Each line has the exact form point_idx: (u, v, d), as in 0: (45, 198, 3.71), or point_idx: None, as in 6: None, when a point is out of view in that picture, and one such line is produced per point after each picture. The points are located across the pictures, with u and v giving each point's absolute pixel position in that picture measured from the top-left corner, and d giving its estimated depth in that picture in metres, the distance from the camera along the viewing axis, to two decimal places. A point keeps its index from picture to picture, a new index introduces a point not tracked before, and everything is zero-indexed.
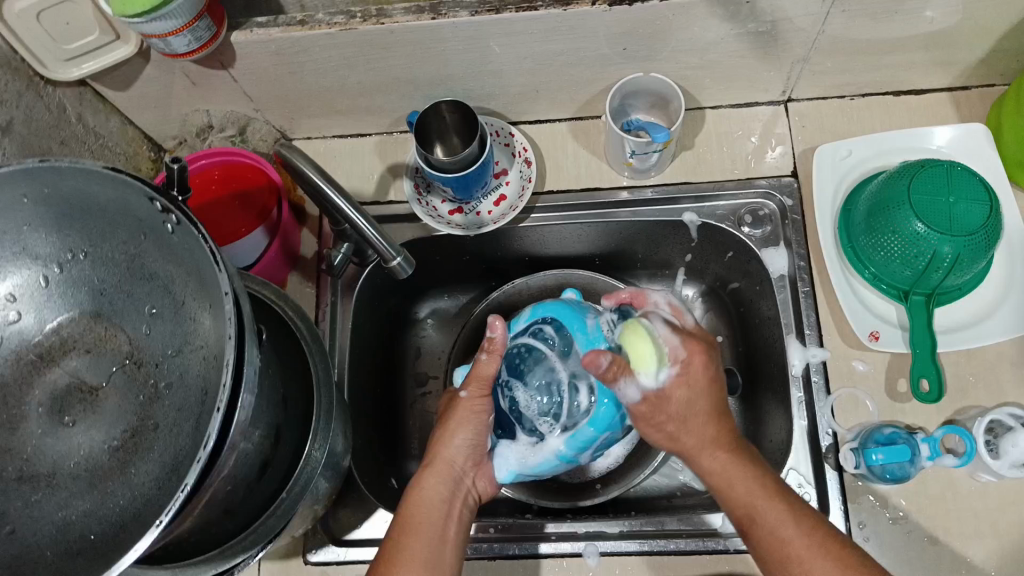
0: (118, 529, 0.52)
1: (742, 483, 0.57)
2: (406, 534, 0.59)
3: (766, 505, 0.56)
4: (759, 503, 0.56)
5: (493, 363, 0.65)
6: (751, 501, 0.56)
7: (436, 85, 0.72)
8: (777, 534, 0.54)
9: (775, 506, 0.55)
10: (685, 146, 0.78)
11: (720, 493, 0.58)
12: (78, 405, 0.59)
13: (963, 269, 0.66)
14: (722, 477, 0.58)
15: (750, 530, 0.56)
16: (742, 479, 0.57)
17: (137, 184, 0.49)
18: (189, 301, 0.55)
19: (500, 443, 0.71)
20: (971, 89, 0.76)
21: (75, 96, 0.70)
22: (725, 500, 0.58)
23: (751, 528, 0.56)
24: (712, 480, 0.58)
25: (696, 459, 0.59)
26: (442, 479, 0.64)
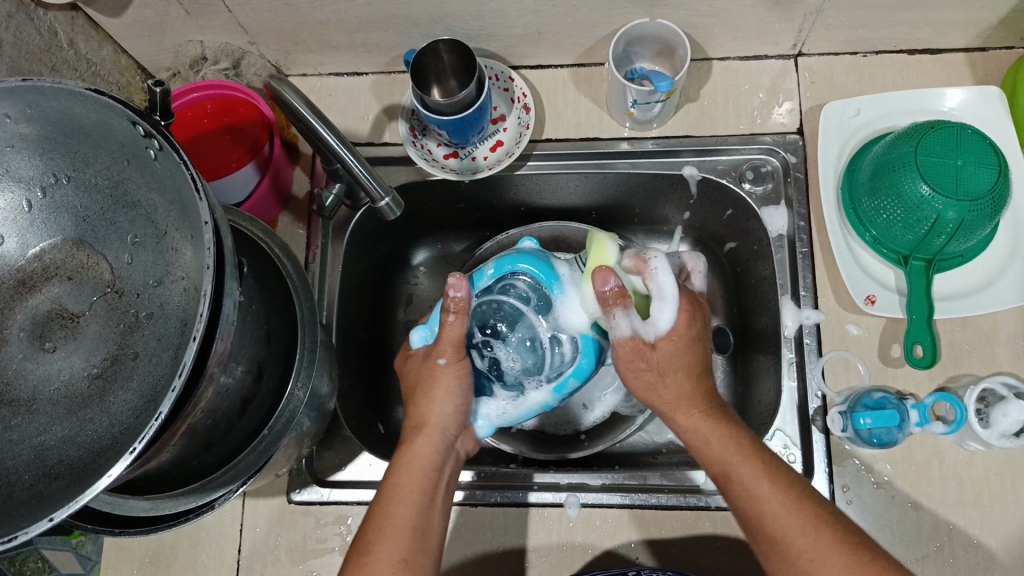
0: (95, 456, 0.52)
1: (714, 448, 0.58)
2: (392, 501, 0.57)
3: (739, 464, 0.56)
4: (733, 461, 0.57)
5: (461, 324, 0.61)
6: (724, 463, 0.57)
7: (435, 24, 0.70)
8: (748, 493, 0.55)
9: (746, 466, 0.56)
10: (690, 98, 0.76)
11: (699, 451, 0.59)
12: (59, 331, 0.58)
13: (965, 235, 0.64)
14: (698, 434, 0.59)
15: (725, 492, 0.57)
16: (717, 443, 0.58)
17: (118, 107, 0.48)
18: (171, 231, 0.54)
19: (480, 402, 0.70)
20: (988, 50, 0.73)
21: (68, 20, 0.69)
22: (704, 461, 0.59)
23: (726, 491, 0.57)
24: (690, 437, 0.60)
25: (674, 416, 0.61)
26: (433, 447, 0.62)
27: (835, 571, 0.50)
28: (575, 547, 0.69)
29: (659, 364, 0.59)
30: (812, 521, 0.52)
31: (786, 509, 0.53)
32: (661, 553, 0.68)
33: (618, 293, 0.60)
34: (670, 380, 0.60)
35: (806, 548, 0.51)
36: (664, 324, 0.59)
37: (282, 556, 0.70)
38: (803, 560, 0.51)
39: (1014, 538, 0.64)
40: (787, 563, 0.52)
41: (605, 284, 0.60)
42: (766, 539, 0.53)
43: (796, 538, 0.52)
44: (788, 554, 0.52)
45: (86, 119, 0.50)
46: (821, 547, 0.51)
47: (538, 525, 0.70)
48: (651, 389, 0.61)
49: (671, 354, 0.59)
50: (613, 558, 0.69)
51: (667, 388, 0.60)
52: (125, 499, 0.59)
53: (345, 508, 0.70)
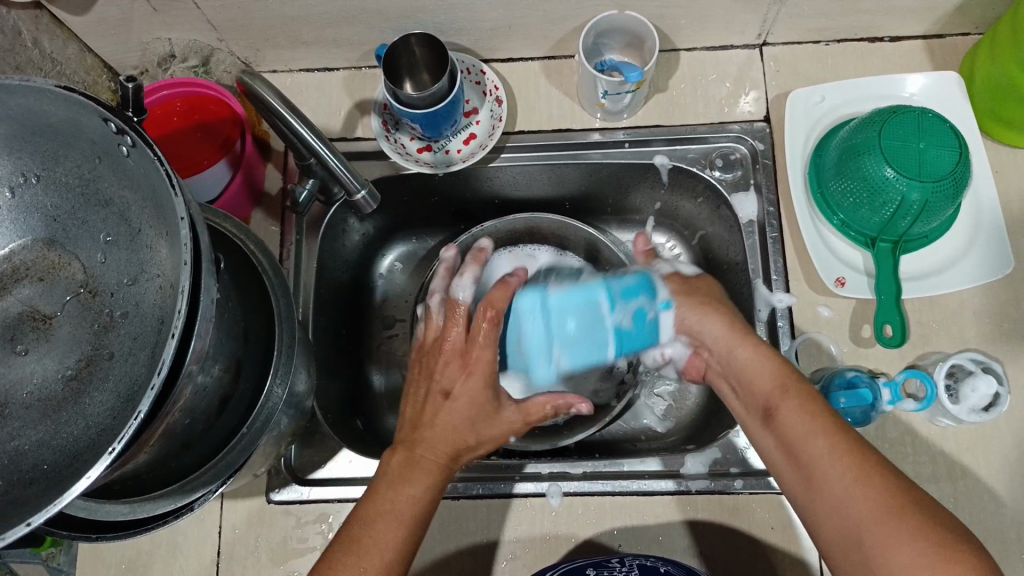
0: (70, 459, 0.50)
1: (768, 376, 0.59)
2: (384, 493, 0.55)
3: (792, 388, 0.57)
4: (785, 393, 0.57)
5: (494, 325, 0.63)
6: (778, 388, 0.58)
7: (406, 18, 0.70)
8: (798, 416, 0.55)
9: (797, 394, 0.57)
10: (659, 88, 0.77)
11: (751, 384, 0.60)
12: (30, 334, 0.57)
13: (930, 216, 0.66)
14: (752, 370, 0.61)
15: (775, 417, 0.57)
16: (774, 373, 0.59)
17: (89, 103, 0.46)
18: (145, 229, 0.53)
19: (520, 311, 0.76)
20: (945, 37, 0.75)
21: (31, 19, 0.67)
22: (755, 391, 0.60)
23: (776, 417, 0.57)
24: (744, 371, 0.61)
25: (733, 351, 0.63)
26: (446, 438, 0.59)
27: (870, 493, 0.49)
28: (558, 537, 0.69)
29: (706, 293, 0.69)
30: (856, 445, 0.52)
31: (831, 432, 0.53)
32: (644, 539, 0.69)
33: (650, 254, 0.77)
34: (723, 304, 0.67)
35: (847, 468, 0.51)
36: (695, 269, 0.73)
37: (262, 557, 0.69)
38: (843, 480, 0.51)
39: (985, 513, 0.65)
40: (827, 484, 0.51)
41: (644, 246, 0.77)
42: (807, 462, 0.53)
43: (841, 459, 0.51)
44: (829, 477, 0.51)
45: (56, 116, 0.49)
46: (860, 467, 0.50)
47: (521, 516, 0.70)
48: (705, 314, 0.67)
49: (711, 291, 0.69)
50: (596, 546, 0.69)
51: (716, 324, 0.66)
52: (100, 504, 0.58)
53: (326, 506, 0.70)
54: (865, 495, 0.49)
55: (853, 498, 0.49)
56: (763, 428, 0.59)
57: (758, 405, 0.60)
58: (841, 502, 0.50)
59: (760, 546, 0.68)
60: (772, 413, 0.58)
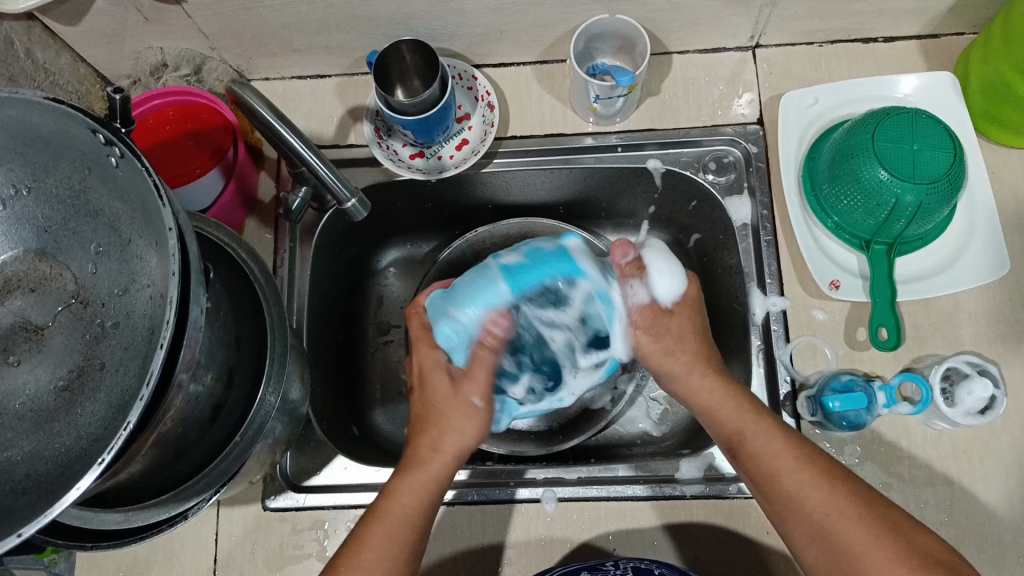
0: (62, 469, 0.51)
1: (730, 411, 0.61)
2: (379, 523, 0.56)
3: (754, 426, 0.59)
4: (749, 426, 0.59)
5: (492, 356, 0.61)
6: (739, 426, 0.60)
7: (396, 25, 0.70)
8: (764, 454, 0.57)
9: (762, 430, 0.58)
10: (652, 92, 0.77)
11: (714, 418, 0.61)
12: (23, 344, 0.57)
13: (924, 218, 0.65)
14: (712, 402, 0.62)
15: (741, 455, 0.59)
16: (732, 408, 0.61)
17: (77, 115, 0.46)
18: (135, 239, 0.53)
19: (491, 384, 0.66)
20: (939, 38, 0.75)
21: (24, 30, 0.68)
22: (717, 427, 0.61)
23: (743, 454, 0.59)
24: (704, 406, 0.62)
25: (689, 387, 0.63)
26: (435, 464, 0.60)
27: (849, 524, 0.52)
28: (553, 542, 0.69)
29: (676, 331, 0.63)
30: (828, 477, 0.55)
31: (803, 466, 0.55)
32: (640, 543, 0.69)
33: (632, 267, 0.64)
34: (689, 343, 0.63)
35: (824, 501, 0.53)
36: (676, 292, 0.63)
37: (258, 564, 0.69)
38: (820, 514, 0.53)
39: (982, 516, 0.65)
40: (805, 517, 0.54)
41: (622, 258, 0.64)
42: (779, 497, 0.56)
43: (814, 493, 0.54)
44: (806, 510, 0.54)
45: (45, 128, 0.49)
46: (836, 501, 0.53)
47: (516, 522, 0.70)
48: (667, 355, 0.64)
49: (683, 324, 0.64)
50: (591, 551, 0.69)
51: (677, 366, 0.63)
52: (95, 513, 0.58)
53: (322, 513, 0.70)
54: (845, 529, 0.52)
55: (834, 531, 0.52)
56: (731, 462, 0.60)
57: (721, 441, 0.61)
58: (822, 535, 0.53)
59: (756, 550, 0.68)
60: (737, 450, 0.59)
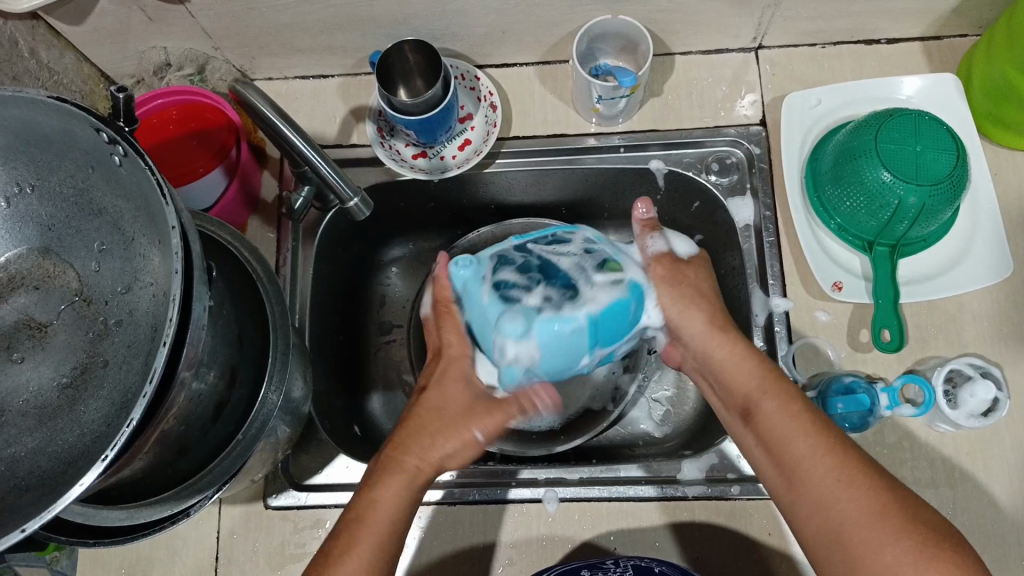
0: (65, 466, 0.51)
1: (746, 373, 0.60)
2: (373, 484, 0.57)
3: (770, 389, 0.58)
4: (762, 389, 0.59)
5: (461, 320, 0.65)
6: (754, 388, 0.59)
7: (399, 25, 0.71)
8: (777, 417, 0.57)
9: (777, 394, 0.58)
10: (654, 93, 0.77)
11: (728, 379, 0.61)
12: (27, 342, 0.57)
13: (927, 219, 0.65)
14: (728, 359, 0.62)
15: (754, 418, 0.58)
16: (750, 369, 0.60)
17: (81, 113, 0.46)
18: (139, 238, 0.53)
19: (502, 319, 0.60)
20: (943, 39, 0.75)
21: (28, 29, 0.68)
22: (733, 389, 0.61)
23: (755, 416, 0.58)
24: (722, 363, 0.62)
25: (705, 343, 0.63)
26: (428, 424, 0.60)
27: (855, 494, 0.51)
28: (554, 541, 0.69)
29: (693, 280, 0.66)
30: (839, 445, 0.54)
31: (814, 433, 0.55)
32: (641, 544, 0.69)
33: (648, 224, 0.68)
34: (706, 295, 0.65)
35: (832, 469, 0.52)
36: (690, 249, 0.69)
37: (260, 562, 0.69)
38: (828, 480, 0.52)
39: (985, 519, 0.65)
40: (810, 485, 0.53)
41: (643, 214, 0.68)
42: (789, 464, 0.55)
43: (822, 461, 0.53)
44: (813, 478, 0.53)
45: (49, 127, 0.49)
46: (845, 469, 0.52)
47: (517, 521, 0.70)
48: (683, 304, 0.64)
49: (698, 278, 0.66)
50: (592, 550, 0.69)
51: (696, 320, 0.64)
52: (98, 510, 0.58)
53: (323, 512, 0.70)
54: (851, 496, 0.51)
55: (838, 499, 0.51)
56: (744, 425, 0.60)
57: (737, 403, 0.61)
58: (825, 503, 0.52)
59: (758, 551, 0.67)
60: (750, 412, 0.59)
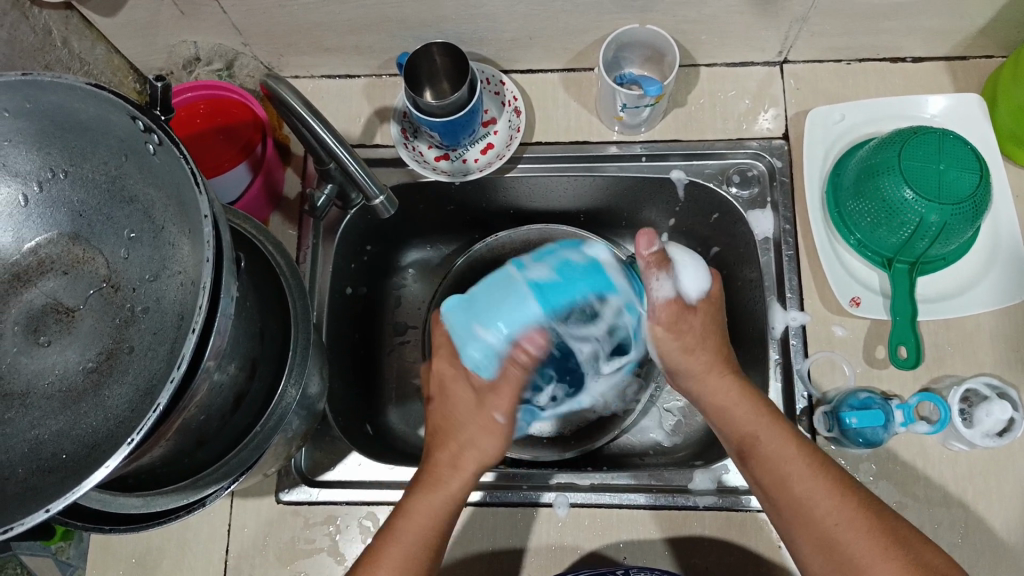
0: (89, 449, 0.51)
1: (742, 415, 0.61)
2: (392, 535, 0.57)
3: (766, 431, 0.59)
4: (761, 427, 0.59)
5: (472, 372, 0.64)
6: (752, 428, 0.60)
7: (427, 27, 0.71)
8: (775, 459, 0.57)
9: (774, 436, 0.58)
10: (678, 103, 0.77)
11: (724, 421, 0.62)
12: (54, 325, 0.57)
13: (949, 237, 0.65)
14: (727, 401, 0.62)
15: (750, 457, 0.59)
16: (745, 410, 0.61)
17: (118, 101, 0.47)
18: (169, 226, 0.53)
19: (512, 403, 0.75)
20: (967, 59, 0.75)
21: (62, 19, 0.69)
22: (728, 429, 0.62)
23: (752, 456, 0.59)
24: (715, 405, 0.63)
25: (705, 383, 0.64)
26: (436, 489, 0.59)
27: (856, 537, 0.52)
28: (564, 548, 0.69)
29: (699, 326, 0.64)
30: (839, 486, 0.55)
31: (812, 476, 0.55)
32: (650, 553, 0.68)
33: (656, 259, 0.63)
34: (710, 343, 0.64)
35: (834, 510, 0.53)
36: (701, 288, 0.64)
37: (269, 557, 0.69)
38: (830, 522, 0.53)
39: (996, 540, 0.65)
40: (813, 523, 0.54)
41: (648, 248, 0.62)
42: (789, 503, 0.56)
43: (823, 501, 0.54)
44: (815, 518, 0.54)
45: (86, 114, 0.49)
46: (846, 511, 0.53)
47: (527, 527, 0.70)
48: (688, 352, 0.64)
49: (707, 320, 0.65)
50: (601, 559, 0.69)
51: (698, 365, 0.64)
52: (115, 497, 0.59)
53: (334, 508, 0.70)
54: (854, 537, 0.52)
55: (843, 539, 0.52)
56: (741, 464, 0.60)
57: (735, 441, 0.61)
58: (828, 542, 0.53)
59: (768, 565, 0.67)
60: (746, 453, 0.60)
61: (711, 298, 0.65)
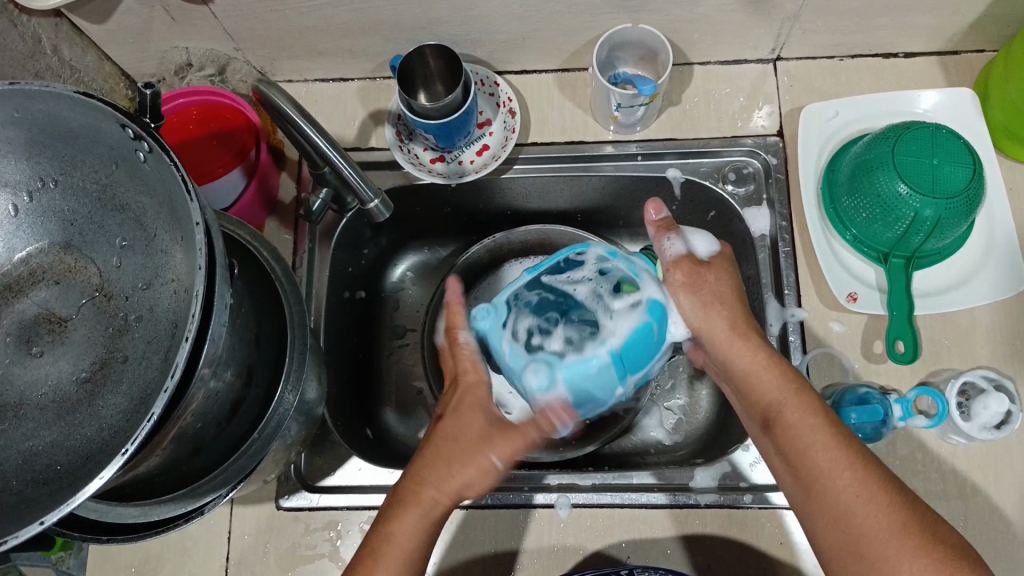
0: (84, 460, 0.51)
1: (769, 383, 0.59)
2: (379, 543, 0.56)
3: (791, 400, 0.58)
4: (786, 398, 0.58)
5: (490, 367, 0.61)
6: (777, 398, 0.59)
7: (421, 30, 0.71)
8: (798, 433, 0.56)
9: (800, 404, 0.58)
10: (672, 102, 0.77)
11: (751, 388, 0.60)
12: (46, 336, 0.57)
13: (944, 232, 0.65)
14: (751, 370, 0.60)
15: (775, 426, 0.58)
16: (773, 377, 0.59)
17: (107, 109, 0.46)
18: (161, 234, 0.53)
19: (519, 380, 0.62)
20: (959, 54, 0.76)
21: (52, 27, 0.69)
22: (753, 398, 0.60)
23: (776, 426, 0.58)
24: (743, 371, 0.61)
25: (728, 351, 0.62)
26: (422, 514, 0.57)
27: (875, 509, 0.52)
28: (567, 548, 0.69)
29: (715, 284, 0.63)
30: (860, 459, 0.54)
31: (834, 447, 0.55)
32: (651, 552, 0.69)
33: (664, 224, 0.65)
34: (726, 300, 0.62)
35: (854, 483, 0.53)
36: (712, 248, 0.65)
37: (271, 564, 0.69)
38: (849, 494, 0.53)
39: (995, 532, 0.65)
40: (829, 497, 0.54)
41: (655, 216, 0.66)
42: (809, 476, 0.55)
43: (843, 474, 0.54)
44: (833, 491, 0.54)
45: (75, 123, 0.49)
46: (867, 484, 0.53)
47: (528, 527, 0.70)
48: (706, 308, 0.62)
49: (722, 283, 0.63)
50: (603, 559, 0.69)
51: (718, 323, 0.62)
52: (112, 507, 0.58)
53: (335, 513, 0.70)
54: (871, 512, 0.52)
55: (860, 513, 0.52)
56: (766, 434, 0.60)
57: (758, 411, 0.60)
58: (844, 516, 0.53)
59: (769, 561, 0.67)
60: (771, 422, 0.59)
61: (724, 257, 0.65)
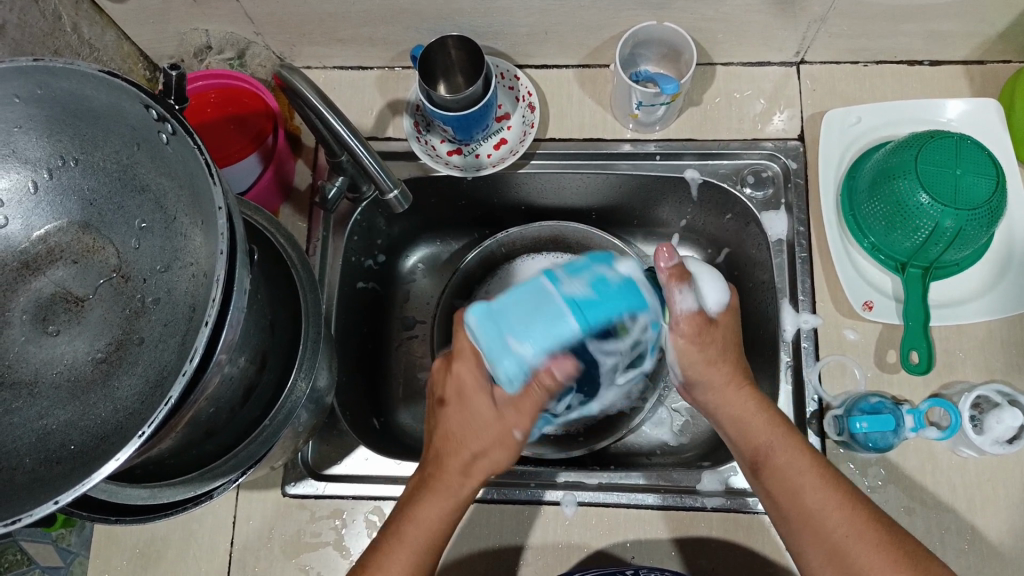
0: (98, 441, 0.51)
1: (760, 425, 0.60)
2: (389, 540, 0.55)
3: (781, 443, 0.58)
4: (773, 439, 0.58)
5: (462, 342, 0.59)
6: (767, 440, 0.59)
7: (443, 20, 0.71)
8: (788, 472, 0.56)
9: (787, 448, 0.58)
10: (693, 102, 0.77)
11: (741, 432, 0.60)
12: (62, 314, 0.57)
13: (964, 243, 0.64)
14: (737, 414, 0.61)
15: (764, 469, 0.58)
16: (762, 420, 0.60)
17: (132, 89, 0.46)
18: (181, 217, 0.53)
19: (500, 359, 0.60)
20: (984, 64, 0.75)
21: (72, 4, 0.69)
22: (743, 441, 0.60)
23: (764, 469, 0.58)
24: (734, 414, 0.61)
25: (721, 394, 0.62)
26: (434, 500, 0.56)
27: (867, 548, 0.51)
28: (571, 547, 0.69)
29: (721, 338, 0.62)
30: (851, 500, 0.54)
31: (825, 487, 0.55)
32: (656, 553, 0.68)
33: (676, 272, 0.60)
34: (729, 354, 0.62)
35: (842, 524, 0.53)
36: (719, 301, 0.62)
37: (275, 549, 0.69)
38: (839, 534, 0.53)
39: (1004, 545, 0.64)
40: (821, 536, 0.53)
41: (667, 261, 0.60)
42: (800, 515, 0.55)
43: (834, 514, 0.53)
44: (825, 528, 0.53)
45: (98, 102, 0.49)
46: (856, 526, 0.53)
47: (533, 524, 0.70)
48: (709, 364, 0.62)
49: (726, 333, 0.62)
50: (608, 558, 0.69)
51: (718, 371, 0.62)
52: (122, 488, 0.58)
53: (341, 502, 0.70)
54: (863, 552, 0.51)
55: (851, 553, 0.52)
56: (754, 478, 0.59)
57: (747, 454, 0.60)
58: (837, 556, 0.52)
59: (775, 567, 0.67)
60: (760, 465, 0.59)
61: (730, 310, 0.63)
